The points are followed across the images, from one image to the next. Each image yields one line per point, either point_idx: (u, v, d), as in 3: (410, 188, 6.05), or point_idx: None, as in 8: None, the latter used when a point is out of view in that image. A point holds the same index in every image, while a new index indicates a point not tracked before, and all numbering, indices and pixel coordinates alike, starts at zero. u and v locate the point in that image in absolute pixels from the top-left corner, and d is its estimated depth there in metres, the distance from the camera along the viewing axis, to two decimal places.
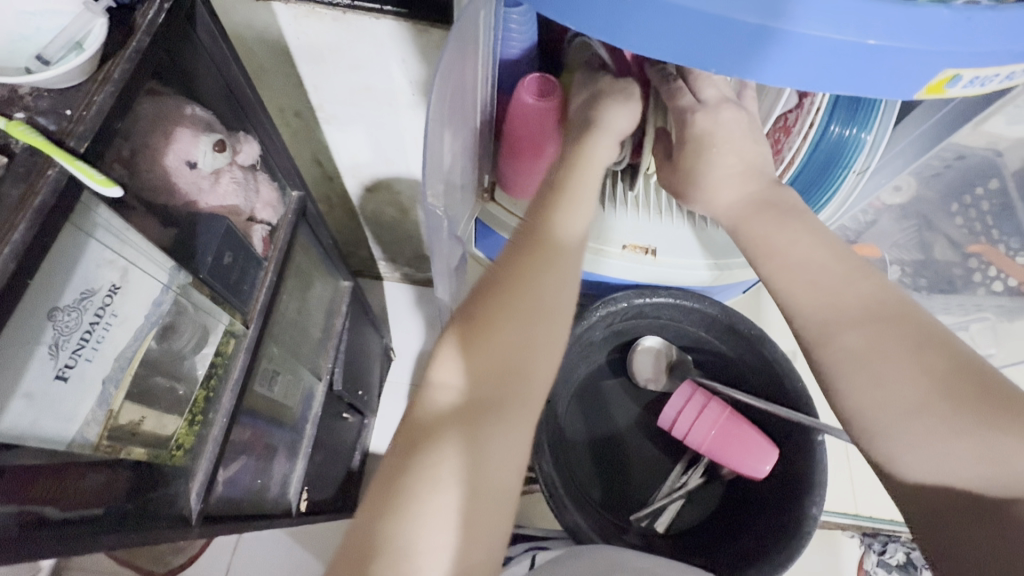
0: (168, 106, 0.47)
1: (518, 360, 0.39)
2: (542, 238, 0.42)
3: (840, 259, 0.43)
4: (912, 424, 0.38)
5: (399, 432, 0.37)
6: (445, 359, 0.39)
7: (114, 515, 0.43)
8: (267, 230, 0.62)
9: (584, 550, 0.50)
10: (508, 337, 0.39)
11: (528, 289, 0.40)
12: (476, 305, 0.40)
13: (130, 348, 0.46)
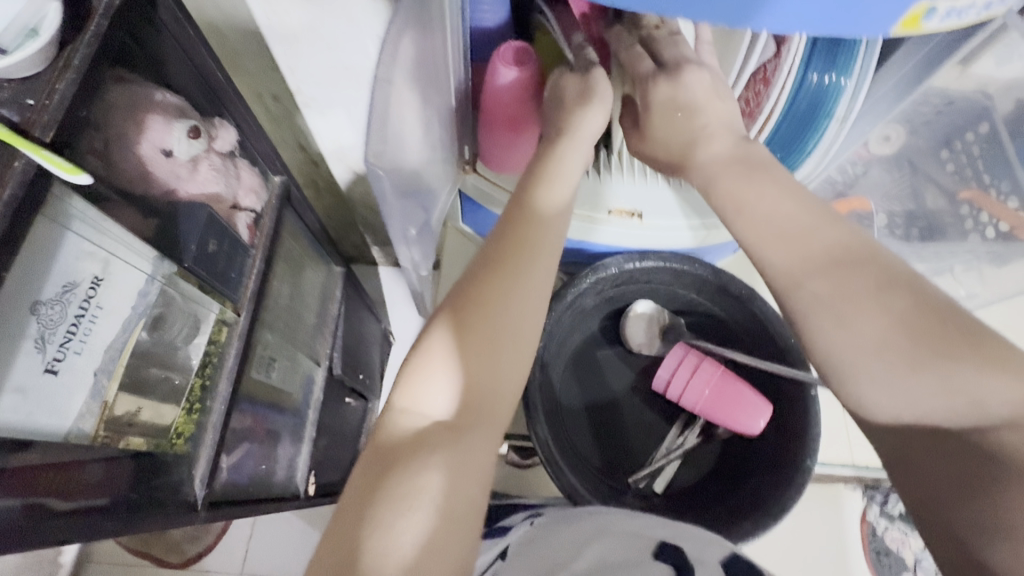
0: (136, 92, 0.46)
1: (499, 363, 0.41)
2: (516, 234, 0.43)
3: (808, 211, 0.42)
4: (880, 367, 0.38)
5: (366, 457, 0.38)
6: (413, 384, 0.40)
7: (121, 504, 0.43)
8: (252, 217, 0.61)
9: (578, 514, 0.50)
10: (483, 338, 0.40)
11: (492, 306, 0.41)
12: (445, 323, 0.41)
13: (119, 340, 0.46)
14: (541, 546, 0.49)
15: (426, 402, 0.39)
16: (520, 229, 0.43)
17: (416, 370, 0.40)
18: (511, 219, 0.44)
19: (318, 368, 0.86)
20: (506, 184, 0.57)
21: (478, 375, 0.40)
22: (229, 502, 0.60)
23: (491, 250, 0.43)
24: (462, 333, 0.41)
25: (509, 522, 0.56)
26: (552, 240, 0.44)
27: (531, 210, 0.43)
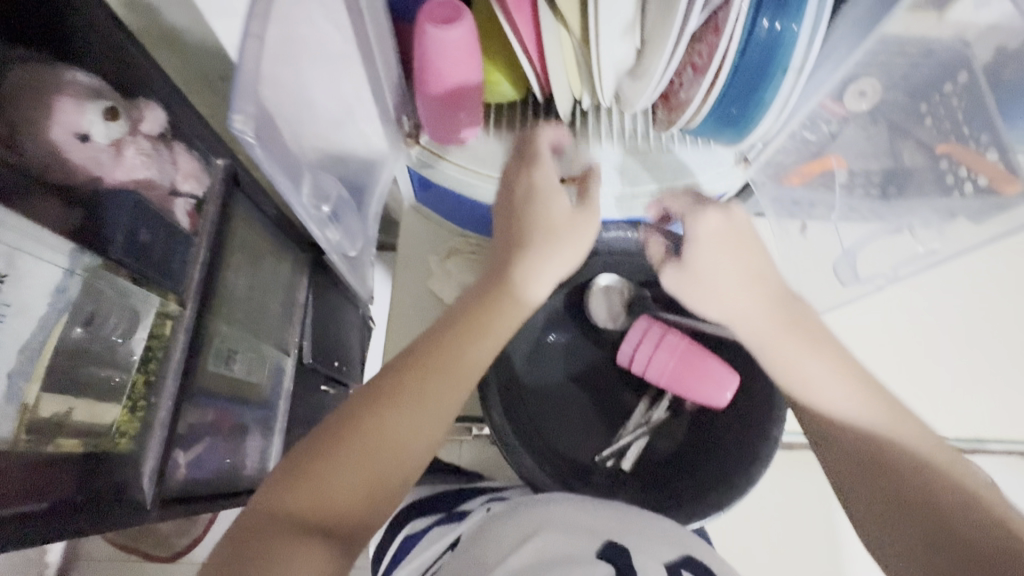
0: (42, 80, 0.45)
1: (384, 469, 0.44)
2: (444, 343, 0.47)
3: (783, 310, 0.48)
4: (862, 462, 0.44)
5: (275, 512, 0.41)
6: (343, 450, 0.43)
7: (63, 509, 0.42)
8: (193, 203, 0.56)
9: (528, 508, 0.48)
10: (380, 440, 0.44)
11: (429, 399, 0.45)
12: (388, 399, 0.45)
13: (37, 337, 0.44)
14: (487, 543, 0.47)
15: (350, 472, 0.43)
16: (448, 341, 0.47)
17: (310, 449, 0.43)
18: (447, 326, 0.48)
19: (288, 357, 0.83)
20: (450, 156, 0.53)
21: (380, 467, 0.44)
22: (185, 501, 0.58)
23: (413, 351, 0.47)
24: (403, 413, 0.45)
25: (468, 507, 0.57)
26: (473, 355, 0.47)
27: (482, 315, 0.47)
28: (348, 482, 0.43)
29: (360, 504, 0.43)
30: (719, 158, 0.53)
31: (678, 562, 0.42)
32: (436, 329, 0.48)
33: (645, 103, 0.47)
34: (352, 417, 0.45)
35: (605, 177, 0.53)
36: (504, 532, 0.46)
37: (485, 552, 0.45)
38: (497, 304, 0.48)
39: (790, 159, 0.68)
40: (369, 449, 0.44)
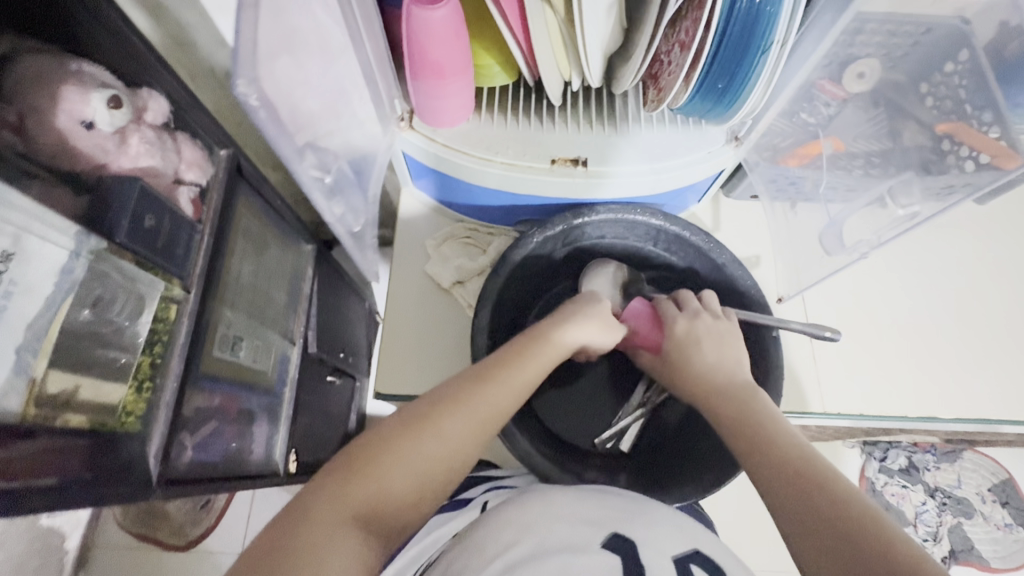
0: (48, 63, 0.46)
1: (431, 478, 0.44)
2: (500, 371, 0.49)
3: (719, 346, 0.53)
4: (788, 489, 0.42)
5: (329, 496, 0.41)
6: (402, 448, 0.44)
7: (70, 488, 0.43)
8: (197, 191, 0.58)
9: (525, 494, 0.44)
10: (432, 448, 0.45)
11: (483, 415, 0.47)
12: (447, 408, 0.47)
13: (44, 316, 0.46)
14: (483, 524, 0.43)
15: (404, 471, 0.44)
16: (500, 367, 0.50)
17: (363, 449, 0.44)
18: (501, 356, 0.50)
19: (293, 347, 0.85)
20: (441, 139, 0.54)
21: (430, 473, 0.44)
22: (192, 482, 0.60)
23: (468, 373, 0.50)
24: (460, 423, 0.46)
25: (469, 495, 0.57)
26: (521, 386, 0.50)
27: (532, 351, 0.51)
28: (395, 487, 0.43)
29: (400, 507, 0.43)
30: (710, 138, 0.54)
31: (685, 554, 0.38)
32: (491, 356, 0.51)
33: (631, 81, 0.48)
34: (409, 418, 0.46)
35: (594, 158, 0.53)
36: (504, 518, 0.42)
37: (480, 539, 0.41)
38: (545, 343, 0.51)
39: (787, 143, 0.66)
40: (424, 452, 0.45)
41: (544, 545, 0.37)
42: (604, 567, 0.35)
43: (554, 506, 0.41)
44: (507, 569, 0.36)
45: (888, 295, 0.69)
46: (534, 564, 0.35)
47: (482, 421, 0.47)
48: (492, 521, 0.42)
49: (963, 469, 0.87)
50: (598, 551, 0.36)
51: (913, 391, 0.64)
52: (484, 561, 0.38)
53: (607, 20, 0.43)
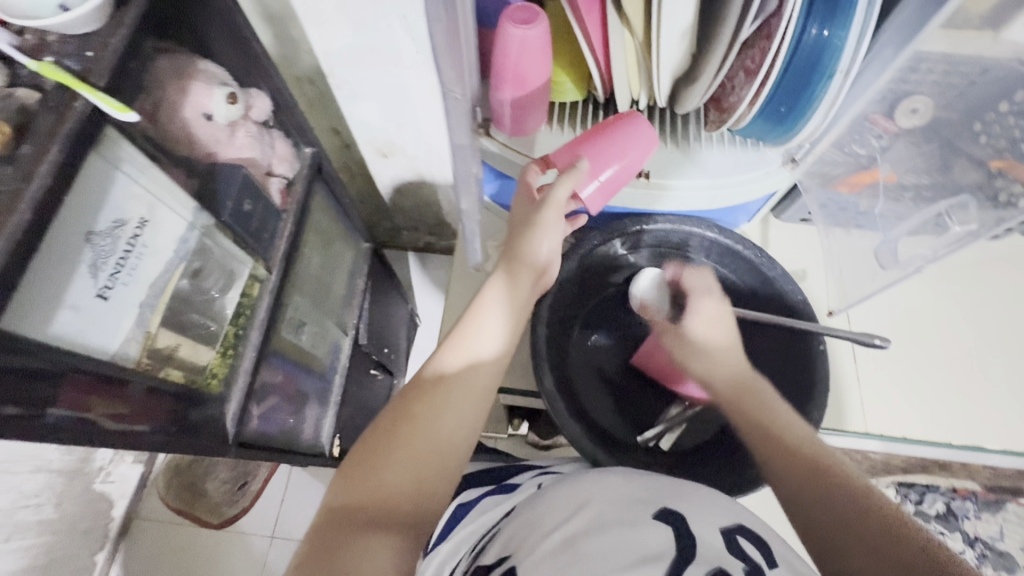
0: (182, 61, 0.51)
1: (430, 461, 0.48)
2: (472, 350, 0.52)
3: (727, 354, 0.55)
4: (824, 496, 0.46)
5: (342, 510, 0.44)
6: (394, 443, 0.47)
7: (159, 434, 0.48)
8: (284, 182, 0.65)
9: (582, 477, 0.47)
10: (418, 437, 0.48)
11: (464, 379, 0.51)
12: (423, 390, 0.50)
13: (162, 278, 0.52)
14: (537, 500, 0.47)
15: (404, 459, 0.47)
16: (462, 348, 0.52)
17: (358, 457, 0.48)
18: (466, 335, 0.53)
19: (345, 337, 0.90)
20: (516, 148, 0.59)
21: (429, 451, 0.48)
22: (257, 448, 0.64)
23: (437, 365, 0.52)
24: (441, 395, 0.50)
25: (518, 480, 0.59)
26: (489, 353, 0.52)
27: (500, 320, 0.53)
28: (396, 482, 0.46)
29: (414, 494, 0.47)
30: (767, 159, 0.57)
31: (732, 528, 0.40)
32: (459, 338, 0.53)
33: (695, 104, 0.53)
34: (394, 412, 0.50)
35: (654, 171, 0.57)
36: (553, 496, 0.46)
37: (537, 515, 0.44)
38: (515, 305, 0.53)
39: (838, 171, 0.67)
40: (416, 435, 0.48)
41: (600, 523, 0.40)
42: (659, 542, 0.38)
43: (600, 488, 0.45)
44: (567, 540, 0.40)
45: (940, 321, 0.68)
46: (595, 538, 0.39)
47: (465, 385, 0.51)
48: (548, 500, 0.46)
49: (1007, 521, 0.77)
50: (648, 522, 0.39)
51: (964, 418, 0.63)
52: (545, 536, 0.41)
53: (679, 47, 0.47)
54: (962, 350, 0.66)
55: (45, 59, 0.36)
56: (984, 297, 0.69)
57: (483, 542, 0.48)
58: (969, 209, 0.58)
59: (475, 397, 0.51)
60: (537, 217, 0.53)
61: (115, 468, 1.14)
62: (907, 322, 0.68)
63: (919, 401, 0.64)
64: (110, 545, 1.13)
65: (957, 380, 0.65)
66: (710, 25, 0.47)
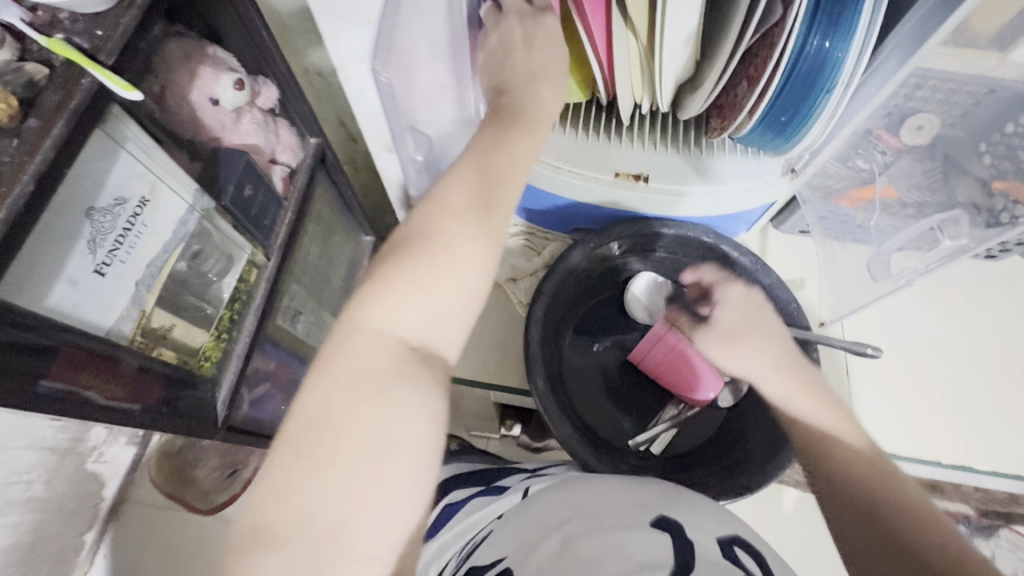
0: (192, 44, 0.51)
1: (436, 319, 0.41)
2: (461, 208, 0.43)
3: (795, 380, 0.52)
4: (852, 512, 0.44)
5: (330, 386, 0.37)
6: (386, 303, 0.40)
7: (149, 413, 0.48)
8: (287, 171, 0.66)
9: (567, 488, 0.47)
10: (411, 291, 0.40)
11: (457, 226, 0.42)
12: (407, 241, 0.42)
13: (160, 258, 0.51)
14: (535, 506, 0.47)
15: (400, 320, 0.40)
16: (457, 197, 0.43)
17: (343, 325, 0.40)
18: (452, 191, 0.44)
19: None
20: None
21: (428, 309, 0.40)
22: (248, 433, 0.64)
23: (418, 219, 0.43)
24: (435, 245, 0.42)
25: (507, 483, 0.59)
26: (481, 210, 0.43)
27: (498, 177, 0.44)
28: (395, 336, 0.40)
29: (423, 352, 0.40)
30: (768, 169, 0.57)
31: (730, 538, 0.40)
32: (445, 189, 0.44)
33: (698, 109, 0.53)
34: (381, 267, 0.42)
35: (655, 174, 0.57)
36: (552, 503, 0.46)
37: (537, 518, 0.45)
38: (508, 166, 0.45)
39: (840, 184, 0.65)
40: (409, 290, 0.40)
41: (595, 524, 0.41)
42: (654, 544, 0.37)
43: (598, 493, 0.45)
44: (566, 542, 0.39)
45: (936, 340, 0.67)
46: (594, 538, 0.39)
47: (459, 233, 0.42)
48: (543, 506, 0.46)
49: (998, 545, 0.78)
50: (647, 530, 0.39)
51: (953, 438, 0.63)
52: (540, 539, 0.41)
53: (682, 54, 0.47)
54: (957, 369, 0.66)
55: (55, 35, 0.37)
56: (984, 319, 0.68)
57: (474, 543, 0.48)
58: (960, 224, 0.58)
59: (480, 242, 0.43)
60: (550, 60, 0.47)
61: (108, 448, 1.13)
62: (904, 338, 0.68)
63: (910, 418, 0.64)
64: (98, 525, 1.13)
65: (951, 400, 0.65)
66: (715, 34, 0.47)
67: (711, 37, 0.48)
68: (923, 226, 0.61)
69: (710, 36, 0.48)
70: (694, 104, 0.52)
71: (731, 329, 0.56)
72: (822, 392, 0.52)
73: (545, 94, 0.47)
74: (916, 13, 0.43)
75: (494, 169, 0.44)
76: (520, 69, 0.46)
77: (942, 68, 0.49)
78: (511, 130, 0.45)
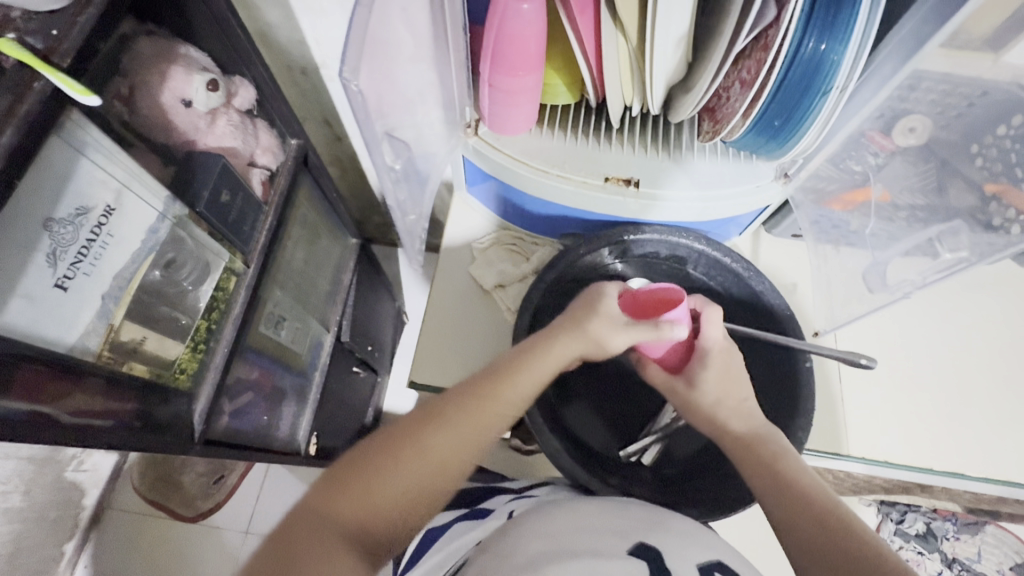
0: (161, 43, 0.49)
1: (429, 483, 0.44)
2: (463, 408, 0.47)
3: (739, 415, 0.52)
4: (792, 508, 0.46)
5: (302, 521, 0.40)
6: (388, 477, 0.43)
7: (119, 432, 0.46)
8: (267, 174, 0.63)
9: (554, 510, 0.46)
10: (404, 479, 0.43)
11: (487, 421, 0.47)
12: (448, 404, 0.47)
13: (128, 269, 0.49)
14: (514, 528, 0.46)
15: (385, 495, 0.42)
16: (470, 402, 0.47)
17: (391, 441, 0.45)
18: (464, 388, 0.48)
19: (328, 333, 0.87)
20: (504, 147, 0.57)
21: (429, 477, 0.44)
22: (228, 446, 0.62)
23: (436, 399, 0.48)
24: (444, 449, 0.45)
25: (492, 506, 0.58)
26: (486, 426, 0.47)
27: (509, 390, 0.48)
28: (379, 515, 0.42)
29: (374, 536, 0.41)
30: (761, 173, 0.56)
31: (711, 564, 0.40)
32: (499, 361, 0.50)
33: (689, 111, 0.51)
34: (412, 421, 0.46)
35: (646, 179, 0.56)
36: (531, 526, 0.44)
37: (508, 543, 0.43)
38: (507, 391, 0.48)
39: (832, 187, 0.64)
40: (406, 470, 0.43)
41: (567, 551, 0.40)
42: (628, 571, 0.37)
43: (582, 516, 0.44)
44: (534, 566, 0.39)
45: (928, 343, 0.67)
46: (564, 566, 0.38)
47: (493, 415, 0.47)
48: (516, 531, 0.45)
49: (984, 543, 0.85)
50: (623, 557, 0.39)
51: (945, 442, 0.63)
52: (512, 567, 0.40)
53: (673, 55, 0.45)
54: (951, 375, 0.65)
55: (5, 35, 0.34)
56: (975, 322, 0.67)
57: (449, 572, 0.47)
58: (960, 236, 0.56)
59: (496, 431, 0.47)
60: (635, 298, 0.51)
61: (88, 456, 1.10)
62: (899, 344, 0.67)
63: (903, 423, 0.64)
64: (79, 534, 1.10)
65: (945, 407, 0.64)
66: (707, 35, 0.46)
67: (705, 38, 0.47)
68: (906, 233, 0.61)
69: (704, 36, 0.47)
70: (686, 108, 0.51)
71: (716, 402, 0.52)
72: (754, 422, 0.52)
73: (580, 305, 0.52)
74: (914, 14, 0.41)
75: (553, 350, 0.50)
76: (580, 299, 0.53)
77: (941, 70, 0.48)
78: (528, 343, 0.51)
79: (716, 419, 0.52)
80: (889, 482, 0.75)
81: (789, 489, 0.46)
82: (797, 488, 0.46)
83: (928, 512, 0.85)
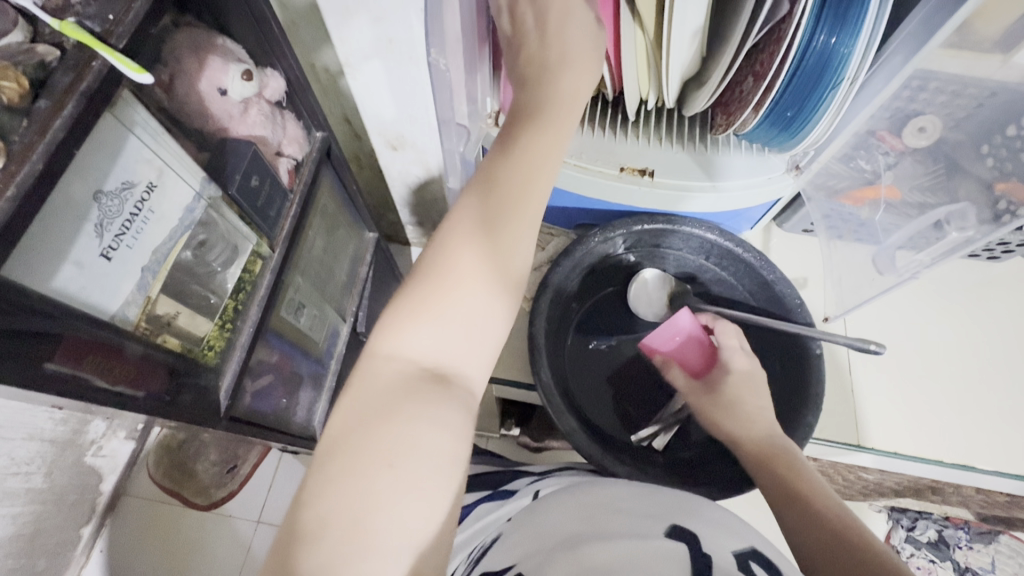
0: (200, 36, 0.51)
1: (485, 281, 0.39)
2: (491, 217, 0.40)
3: (762, 425, 0.53)
4: (805, 520, 0.46)
5: (378, 367, 0.37)
6: (443, 300, 0.38)
7: (150, 400, 0.48)
8: (293, 164, 0.66)
9: (570, 494, 0.49)
10: (460, 282, 0.39)
11: (503, 202, 0.40)
12: (460, 213, 0.41)
13: (165, 246, 0.51)
14: (545, 510, 0.48)
15: (450, 316, 0.38)
16: (493, 186, 0.41)
17: (425, 272, 0.40)
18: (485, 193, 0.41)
19: (344, 323, 0.89)
20: None
21: (479, 277, 0.39)
22: (251, 423, 0.64)
23: (454, 217, 0.42)
24: (477, 244, 0.39)
25: (513, 488, 0.60)
26: (523, 205, 0.41)
27: (530, 176, 0.41)
28: (455, 317, 0.38)
29: (450, 369, 0.37)
30: (773, 165, 0.58)
31: (746, 553, 0.40)
32: (505, 145, 0.43)
33: (703, 104, 0.53)
34: (435, 244, 0.41)
35: (660, 170, 0.57)
36: (566, 511, 0.46)
37: (546, 527, 0.45)
38: (531, 187, 0.41)
39: (842, 184, 0.65)
40: (453, 282, 0.38)
41: (602, 532, 0.42)
42: (670, 553, 0.38)
43: (611, 501, 0.47)
44: (570, 544, 0.41)
45: (941, 341, 0.67)
46: (602, 543, 0.40)
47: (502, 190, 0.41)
48: (549, 514, 0.47)
49: (998, 552, 0.83)
50: (660, 539, 0.40)
51: (959, 438, 0.63)
52: (546, 551, 0.41)
53: (687, 49, 0.47)
54: (962, 373, 0.66)
55: (67, 18, 0.37)
56: (988, 322, 0.68)
57: (482, 548, 0.49)
58: (968, 216, 0.56)
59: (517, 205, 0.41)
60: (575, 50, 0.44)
61: (107, 442, 1.12)
62: (909, 341, 0.68)
63: (916, 423, 0.64)
64: (96, 519, 1.12)
65: (956, 404, 0.64)
66: (720, 31, 0.48)
67: (719, 30, 0.48)
68: (913, 228, 0.62)
69: (717, 32, 0.49)
70: (699, 99, 0.52)
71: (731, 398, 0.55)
72: (771, 435, 0.52)
73: (567, 84, 0.44)
74: (921, 10, 0.43)
75: (539, 119, 0.43)
76: (533, 62, 0.45)
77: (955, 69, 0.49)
78: (528, 132, 0.43)
79: (733, 423, 0.54)
80: (900, 484, 0.75)
81: (804, 500, 0.47)
82: (810, 502, 0.47)
83: (939, 519, 0.85)
